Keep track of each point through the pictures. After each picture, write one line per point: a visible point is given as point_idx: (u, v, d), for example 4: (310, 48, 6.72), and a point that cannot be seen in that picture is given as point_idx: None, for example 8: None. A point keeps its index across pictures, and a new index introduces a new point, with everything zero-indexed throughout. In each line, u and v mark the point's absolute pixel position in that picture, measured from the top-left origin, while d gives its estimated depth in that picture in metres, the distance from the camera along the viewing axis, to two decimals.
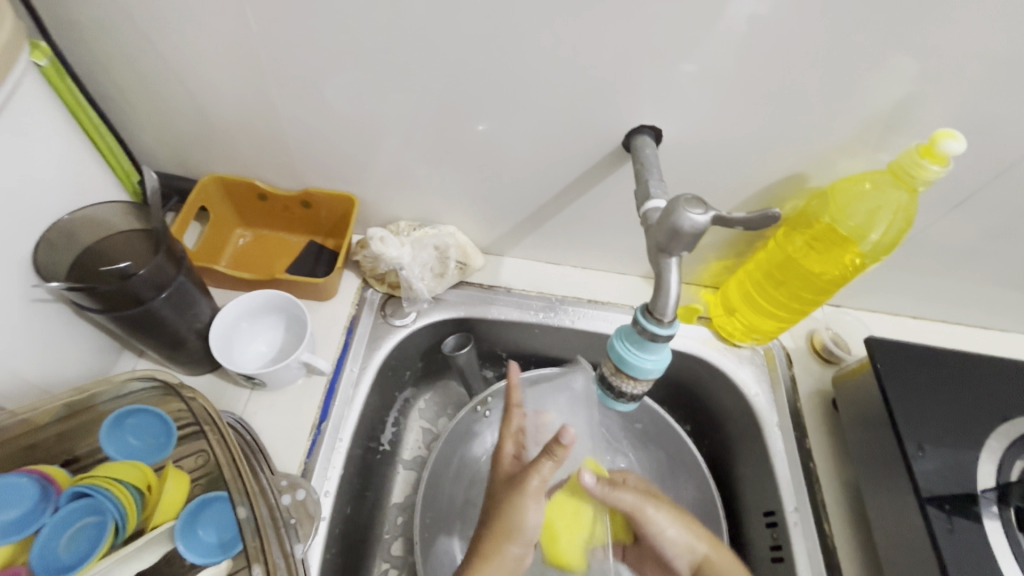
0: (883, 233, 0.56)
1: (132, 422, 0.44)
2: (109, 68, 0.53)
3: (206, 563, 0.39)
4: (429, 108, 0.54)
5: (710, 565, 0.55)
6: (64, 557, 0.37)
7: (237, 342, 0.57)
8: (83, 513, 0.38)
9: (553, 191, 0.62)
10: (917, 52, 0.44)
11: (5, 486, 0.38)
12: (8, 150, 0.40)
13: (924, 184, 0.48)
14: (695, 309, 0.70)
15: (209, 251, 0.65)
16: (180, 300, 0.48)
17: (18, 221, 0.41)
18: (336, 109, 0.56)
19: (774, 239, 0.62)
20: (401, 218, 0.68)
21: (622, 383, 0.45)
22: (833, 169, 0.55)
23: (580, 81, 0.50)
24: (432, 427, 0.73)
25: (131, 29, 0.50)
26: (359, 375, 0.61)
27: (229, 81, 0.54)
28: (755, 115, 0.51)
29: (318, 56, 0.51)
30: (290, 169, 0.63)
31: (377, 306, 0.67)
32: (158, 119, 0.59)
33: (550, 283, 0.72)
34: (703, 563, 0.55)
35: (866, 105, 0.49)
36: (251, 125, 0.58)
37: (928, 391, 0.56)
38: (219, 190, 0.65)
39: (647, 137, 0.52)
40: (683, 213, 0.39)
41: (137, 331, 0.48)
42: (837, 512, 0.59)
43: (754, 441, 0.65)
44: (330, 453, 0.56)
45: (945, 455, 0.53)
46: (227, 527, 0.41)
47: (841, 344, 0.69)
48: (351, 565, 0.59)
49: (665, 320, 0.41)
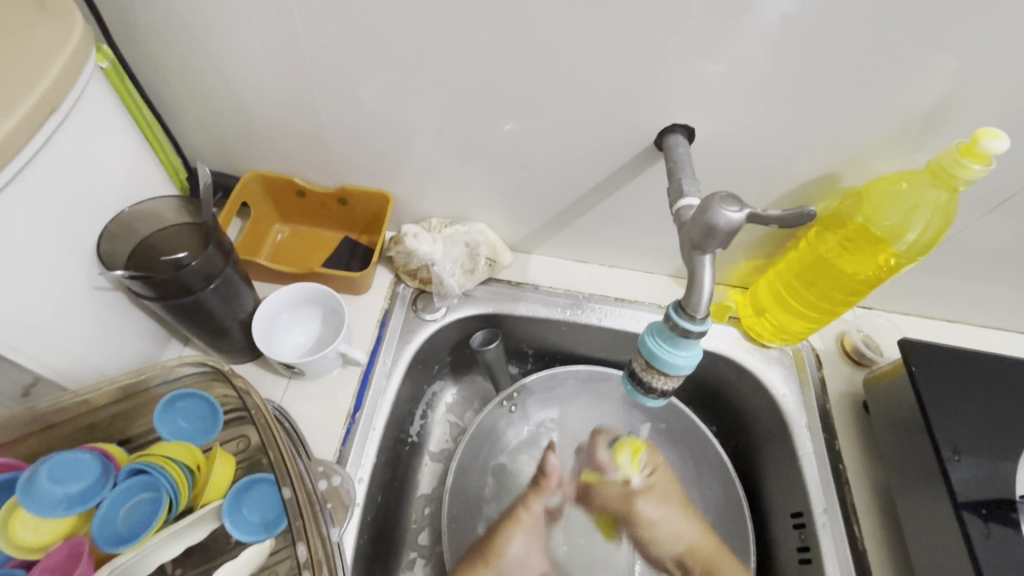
0: (920, 233, 0.55)
1: (183, 405, 0.46)
2: (161, 69, 0.56)
3: (251, 541, 0.42)
4: (463, 108, 0.56)
5: (693, 556, 0.63)
6: (122, 529, 0.39)
7: (277, 333, 0.59)
8: (139, 488, 0.41)
9: (583, 189, 0.63)
10: (959, 50, 0.43)
11: (70, 461, 0.41)
12: (76, 146, 0.42)
13: (964, 184, 0.47)
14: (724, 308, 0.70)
15: (249, 245, 0.68)
16: (226, 292, 0.51)
17: (84, 213, 0.44)
18: (374, 109, 0.57)
19: (806, 239, 0.62)
20: (432, 215, 0.70)
21: (652, 378, 0.45)
22: (868, 168, 0.54)
23: (614, 81, 0.50)
24: (458, 421, 0.75)
25: (183, 32, 0.52)
26: (391, 367, 0.63)
27: (274, 83, 0.56)
28: (789, 113, 0.50)
29: (358, 57, 0.52)
30: (327, 167, 0.65)
31: (409, 301, 0.69)
32: (205, 118, 0.61)
33: (577, 281, 0.73)
34: (688, 554, 0.63)
35: (904, 104, 0.48)
36: (291, 124, 0.61)
37: (964, 395, 0.55)
38: (260, 186, 0.67)
39: (679, 136, 0.53)
40: (717, 210, 0.39)
41: (186, 320, 0.50)
42: (867, 516, 0.59)
43: (781, 442, 0.65)
44: (364, 442, 0.57)
45: (983, 459, 0.52)
46: (270, 508, 0.43)
47: (872, 346, 0.68)
48: (381, 552, 0.61)
49: (698, 316, 0.42)
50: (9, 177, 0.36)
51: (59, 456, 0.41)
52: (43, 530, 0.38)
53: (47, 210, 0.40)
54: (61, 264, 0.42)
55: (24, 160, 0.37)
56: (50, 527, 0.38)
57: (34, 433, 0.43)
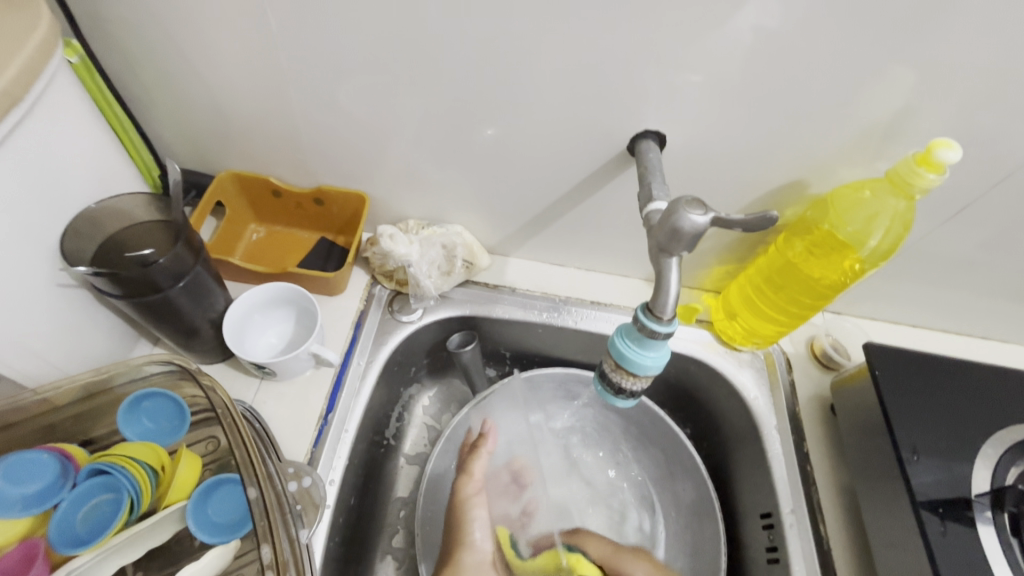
0: (881, 239, 0.56)
1: (148, 405, 0.46)
2: (133, 64, 0.55)
3: (216, 542, 0.41)
4: (437, 112, 0.56)
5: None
6: (80, 532, 0.38)
7: (249, 334, 0.59)
8: (99, 490, 0.40)
9: (558, 193, 0.63)
10: (915, 66, 0.45)
11: (27, 462, 0.40)
12: (40, 142, 0.41)
13: (921, 192, 0.48)
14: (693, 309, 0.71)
15: (223, 244, 0.67)
16: (195, 290, 0.50)
17: (47, 209, 0.43)
18: (350, 112, 0.58)
19: (774, 245, 0.64)
20: (410, 216, 0.70)
21: (621, 378, 0.46)
22: (833, 177, 0.56)
23: (587, 89, 0.51)
24: (435, 423, 0.75)
25: (157, 29, 0.52)
26: (365, 368, 0.63)
27: (249, 83, 0.56)
28: (757, 122, 0.52)
29: (333, 58, 0.53)
30: (303, 167, 0.65)
31: (385, 302, 0.68)
32: (181, 116, 0.61)
33: (554, 284, 0.74)
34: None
35: (864, 115, 0.50)
36: (267, 125, 0.60)
37: (925, 397, 0.56)
38: (234, 186, 0.67)
39: (651, 142, 0.54)
40: (683, 213, 0.40)
41: (155, 318, 0.50)
42: (833, 514, 0.60)
43: (752, 444, 0.66)
44: (336, 443, 0.57)
45: (940, 459, 0.53)
46: (236, 509, 0.43)
47: (840, 350, 0.70)
48: (354, 556, 0.61)
49: (664, 317, 0.43)
50: None
51: (15, 457, 0.39)
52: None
53: (10, 203, 0.40)
54: (24, 260, 0.42)
55: None
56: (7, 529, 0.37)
57: None
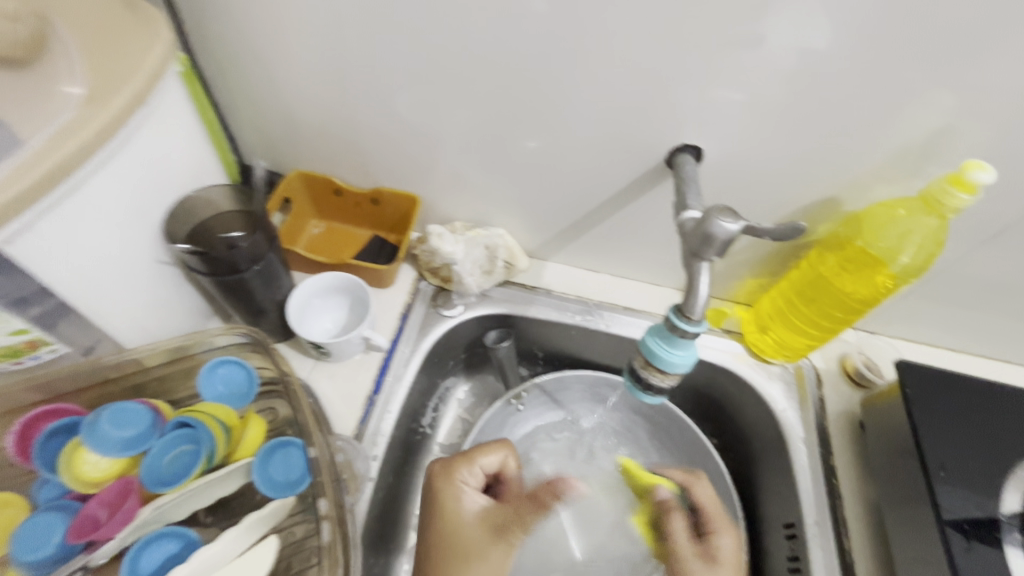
0: (912, 256, 0.58)
1: (223, 372, 0.51)
2: (225, 73, 0.63)
3: (275, 497, 0.46)
4: (487, 123, 0.61)
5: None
6: (165, 475, 0.44)
7: (307, 317, 0.64)
8: (182, 441, 0.46)
9: (597, 201, 0.67)
10: (949, 91, 0.47)
11: (126, 410, 0.45)
12: (153, 140, 0.48)
13: (953, 212, 0.50)
14: (721, 312, 0.75)
15: (288, 236, 0.73)
16: (267, 275, 0.56)
17: (154, 196, 0.49)
18: (410, 121, 0.63)
19: (806, 259, 0.65)
20: (456, 218, 0.75)
21: (650, 375, 0.49)
22: (867, 194, 0.57)
23: (628, 106, 0.55)
24: (468, 416, 0.79)
25: (248, 44, 0.59)
26: (409, 356, 0.68)
27: (323, 93, 0.62)
28: (792, 140, 0.54)
29: (398, 73, 0.58)
30: (363, 169, 0.71)
31: (429, 297, 0.73)
32: (259, 120, 0.68)
33: (589, 289, 0.77)
34: None
35: (898, 136, 0.52)
36: (335, 130, 0.67)
37: (956, 418, 0.57)
38: (302, 185, 0.73)
39: (688, 156, 0.57)
40: (714, 221, 0.43)
41: (231, 297, 0.56)
42: (858, 528, 0.61)
43: (778, 454, 0.67)
44: (380, 421, 0.62)
45: (969, 478, 0.54)
46: (294, 470, 0.48)
47: (873, 368, 0.70)
48: (388, 533, 0.65)
49: (693, 318, 0.46)
50: (96, 165, 0.42)
51: (116, 406, 0.45)
52: (101, 467, 0.43)
53: (127, 189, 0.46)
54: (133, 238, 0.48)
55: (110, 150, 0.43)
56: (107, 466, 0.43)
57: (94, 387, 0.48)
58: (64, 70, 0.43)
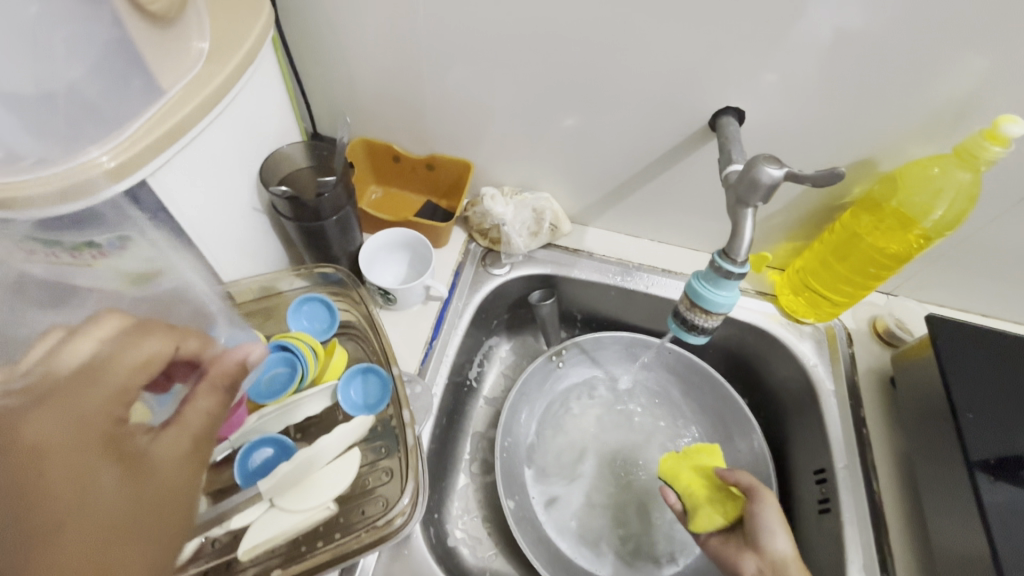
0: (946, 209, 0.60)
1: (306, 309, 0.60)
2: (298, 46, 0.68)
3: (354, 415, 0.53)
4: (538, 91, 0.65)
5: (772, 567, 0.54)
6: (264, 390, 0.53)
7: (375, 268, 0.70)
8: (278, 363, 0.54)
9: (639, 167, 0.71)
10: (986, 53, 0.50)
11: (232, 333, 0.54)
12: (255, 100, 0.54)
13: (986, 164, 0.53)
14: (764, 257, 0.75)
15: None
16: (343, 227, 0.63)
17: (252, 150, 0.56)
18: (466, 90, 0.68)
19: (841, 221, 0.68)
20: (504, 184, 0.80)
21: (695, 316, 0.54)
22: (903, 155, 0.60)
23: (673, 72, 0.58)
24: (511, 372, 0.85)
25: (321, 17, 0.64)
26: (463, 308, 0.74)
27: (386, 63, 0.67)
28: (831, 103, 0.57)
29: (458, 44, 0.63)
30: (419, 136, 0.76)
31: (479, 258, 0.79)
32: (326, 90, 0.74)
33: (628, 252, 0.81)
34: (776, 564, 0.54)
35: (934, 98, 0.54)
36: (395, 99, 0.72)
37: (984, 367, 0.60)
38: (364, 151, 0.79)
39: (731, 119, 0.60)
40: (761, 168, 0.47)
41: (311, 245, 0.63)
42: (886, 474, 0.64)
43: (810, 407, 0.71)
44: (439, 364, 0.68)
45: (995, 421, 0.57)
46: (372, 395, 0.55)
47: (903, 327, 0.73)
48: (440, 472, 0.70)
49: (738, 260, 0.50)
50: (215, 118, 0.48)
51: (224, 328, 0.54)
52: None
53: (234, 141, 0.53)
54: (235, 187, 0.55)
55: (225, 105, 0.49)
56: None
57: None
58: (194, 24, 0.48)
